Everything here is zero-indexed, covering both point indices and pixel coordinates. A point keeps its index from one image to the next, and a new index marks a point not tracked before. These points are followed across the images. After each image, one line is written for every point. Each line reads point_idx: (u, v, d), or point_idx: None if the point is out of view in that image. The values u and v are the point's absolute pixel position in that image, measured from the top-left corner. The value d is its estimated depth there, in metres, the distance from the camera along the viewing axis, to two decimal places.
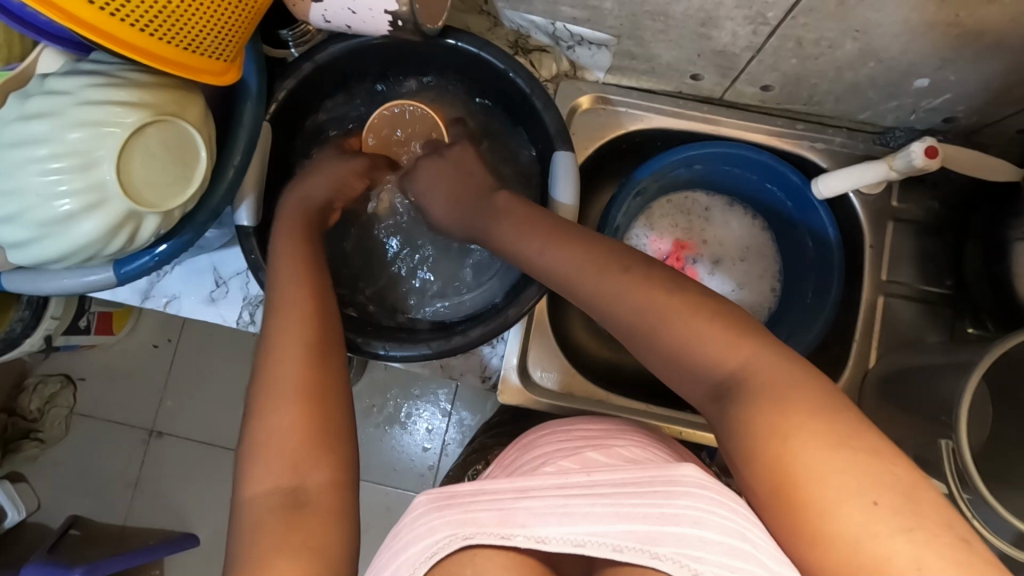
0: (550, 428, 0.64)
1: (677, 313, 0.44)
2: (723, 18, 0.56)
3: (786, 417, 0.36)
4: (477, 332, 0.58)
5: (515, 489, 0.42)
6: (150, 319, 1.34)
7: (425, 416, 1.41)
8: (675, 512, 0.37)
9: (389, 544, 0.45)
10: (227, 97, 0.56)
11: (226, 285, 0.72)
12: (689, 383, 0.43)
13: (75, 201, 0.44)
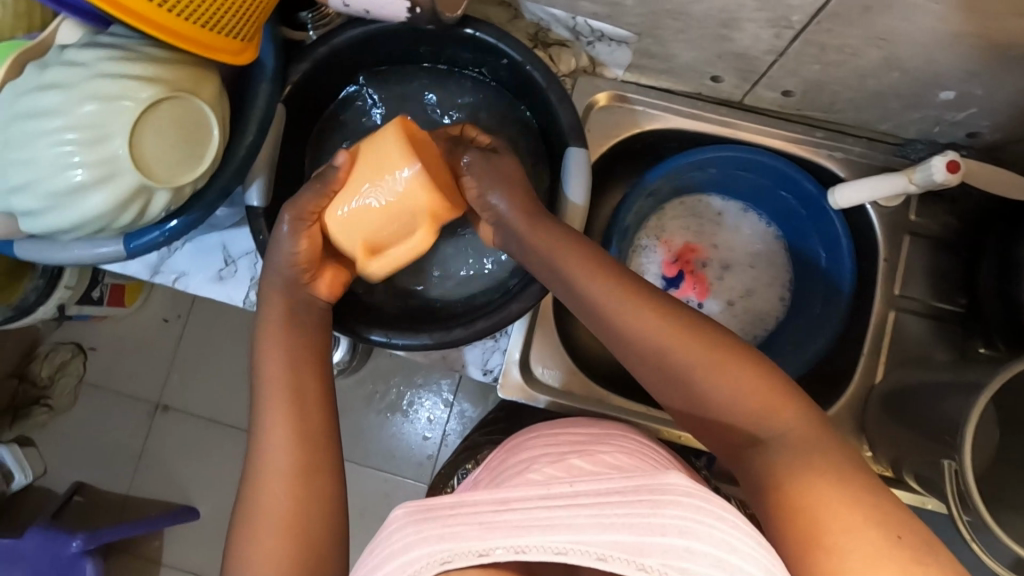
0: (538, 430, 0.64)
1: (697, 355, 0.48)
2: (745, 20, 0.55)
3: (805, 457, 0.42)
4: (481, 324, 0.58)
5: (495, 502, 0.41)
6: (161, 293, 1.35)
7: (427, 406, 1.42)
8: (662, 523, 0.38)
9: (367, 559, 0.44)
10: (245, 77, 0.56)
11: (235, 265, 0.72)
12: (715, 429, 0.48)
13: (87, 173, 0.44)
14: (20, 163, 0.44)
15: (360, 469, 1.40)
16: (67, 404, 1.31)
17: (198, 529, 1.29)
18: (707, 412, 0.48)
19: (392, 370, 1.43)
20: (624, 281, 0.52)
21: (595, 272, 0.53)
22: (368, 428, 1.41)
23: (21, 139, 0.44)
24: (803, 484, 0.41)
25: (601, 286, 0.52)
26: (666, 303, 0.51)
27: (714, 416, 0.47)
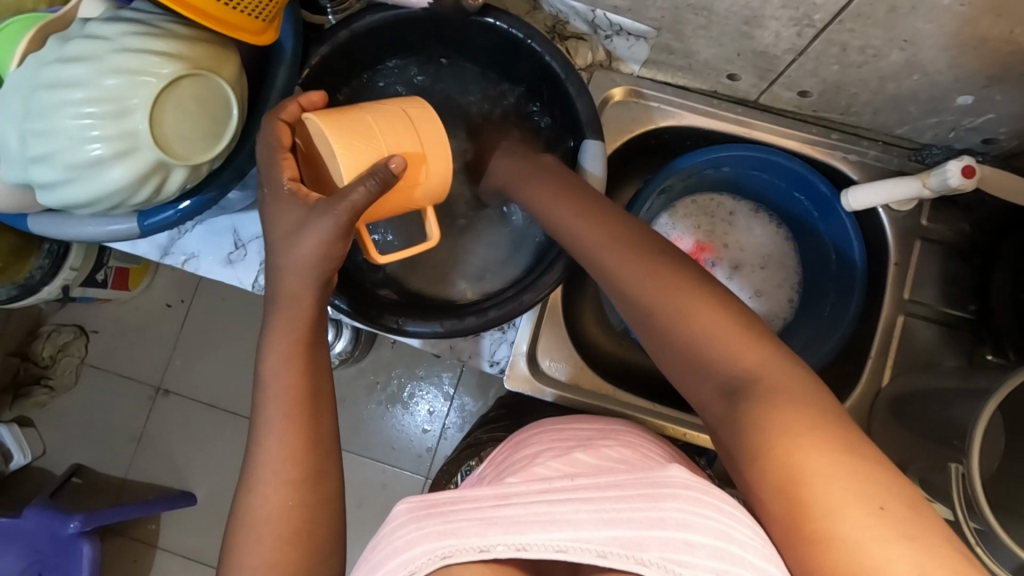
0: (544, 426, 0.64)
1: (700, 309, 0.46)
2: (768, 17, 0.55)
3: (792, 418, 0.39)
4: (493, 313, 0.58)
5: (496, 497, 0.42)
6: (165, 277, 1.35)
7: (427, 399, 1.42)
8: (661, 516, 0.38)
9: (366, 556, 0.43)
10: (265, 58, 0.56)
11: (245, 248, 0.72)
12: (696, 380, 0.45)
13: (106, 147, 0.44)
14: (39, 138, 0.44)
15: (359, 459, 1.40)
16: (68, 385, 1.32)
17: (196, 514, 1.30)
18: (700, 368, 0.45)
19: (393, 361, 1.43)
20: (619, 234, 0.52)
21: (606, 232, 0.52)
22: (368, 419, 1.42)
23: (41, 113, 0.44)
24: (788, 445, 0.38)
25: (614, 247, 0.51)
26: (676, 261, 0.49)
27: (707, 372, 0.45)
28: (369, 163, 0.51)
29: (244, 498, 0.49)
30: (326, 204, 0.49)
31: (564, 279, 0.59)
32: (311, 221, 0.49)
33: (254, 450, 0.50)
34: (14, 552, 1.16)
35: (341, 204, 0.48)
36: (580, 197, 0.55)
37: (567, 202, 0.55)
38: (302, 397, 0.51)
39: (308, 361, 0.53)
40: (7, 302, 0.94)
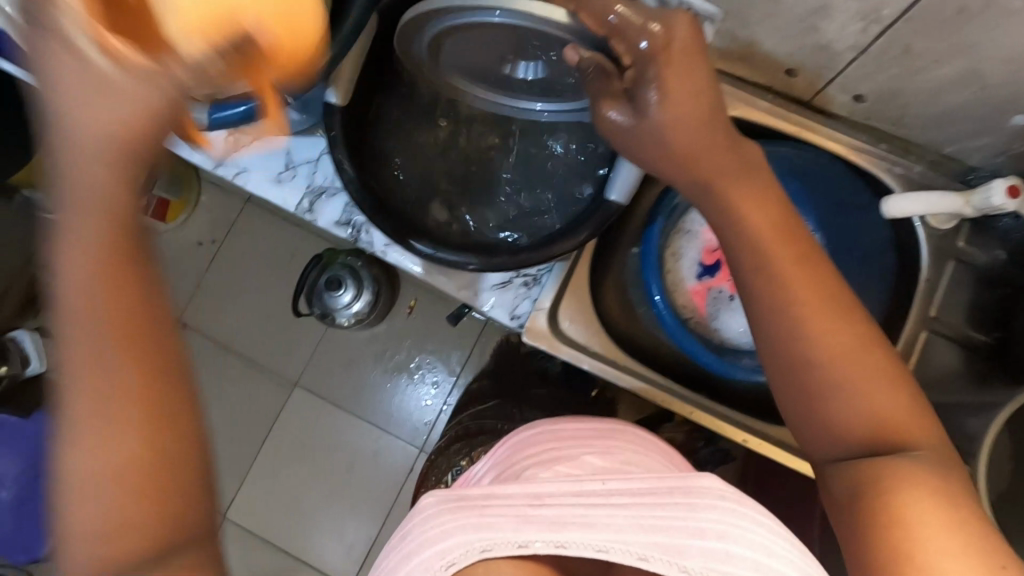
0: (539, 425, 0.65)
1: (856, 358, 0.45)
2: (836, 9, 0.56)
3: (920, 472, 0.41)
4: (524, 255, 0.61)
5: (527, 496, 0.45)
6: (200, 217, 1.52)
7: (432, 373, 1.45)
8: (701, 528, 0.42)
9: (397, 545, 0.46)
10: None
11: (295, 170, 0.76)
12: (808, 411, 0.46)
13: None
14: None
15: (359, 423, 1.45)
16: None
17: None
18: (838, 414, 0.45)
19: (405, 332, 1.47)
20: (778, 220, 0.49)
21: (763, 250, 0.48)
22: (372, 383, 1.46)
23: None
24: (904, 492, 0.40)
25: (768, 270, 0.48)
26: (837, 299, 0.47)
27: (842, 418, 0.45)
28: (219, 23, 0.31)
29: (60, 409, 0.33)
30: (151, 72, 0.31)
31: (598, 233, 0.60)
32: (125, 89, 0.31)
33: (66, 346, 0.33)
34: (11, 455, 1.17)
35: (182, 68, 0.31)
36: (743, 170, 0.51)
37: (725, 174, 0.51)
38: (137, 332, 0.33)
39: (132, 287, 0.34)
40: None
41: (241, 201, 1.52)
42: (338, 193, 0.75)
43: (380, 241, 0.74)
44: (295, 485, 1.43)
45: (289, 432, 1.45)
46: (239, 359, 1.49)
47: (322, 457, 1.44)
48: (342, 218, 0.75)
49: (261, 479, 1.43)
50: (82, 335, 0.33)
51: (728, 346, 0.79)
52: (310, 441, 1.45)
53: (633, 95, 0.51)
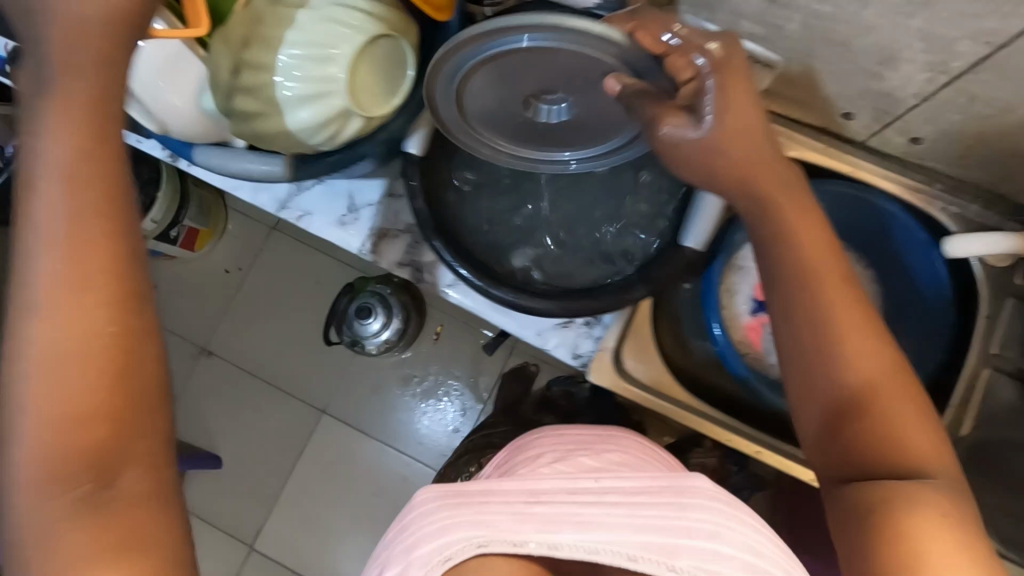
0: (543, 431, 0.75)
1: (878, 372, 0.46)
2: (904, 60, 0.58)
3: (928, 491, 0.41)
4: (603, 301, 0.62)
5: (525, 494, 0.48)
6: (227, 245, 1.55)
7: (460, 398, 1.48)
8: (692, 526, 0.45)
9: (399, 536, 0.49)
10: (432, 26, 0.59)
11: (358, 213, 0.77)
12: (820, 414, 0.47)
13: (301, 89, 0.47)
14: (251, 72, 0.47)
15: (387, 449, 1.47)
16: None
17: None
18: (854, 426, 0.45)
19: (431, 358, 1.50)
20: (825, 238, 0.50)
21: (801, 262, 0.49)
22: (399, 409, 1.49)
23: (253, 45, 0.47)
24: (912, 508, 0.40)
25: (804, 283, 0.49)
26: (869, 319, 0.48)
27: (856, 431, 0.45)
28: None
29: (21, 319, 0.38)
30: None
31: (676, 277, 0.63)
32: None
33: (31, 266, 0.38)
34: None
35: None
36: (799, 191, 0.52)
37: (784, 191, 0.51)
38: (101, 306, 0.38)
39: (103, 270, 0.38)
40: None
41: (268, 230, 1.54)
42: (401, 235, 0.76)
43: (445, 280, 0.75)
44: (323, 511, 1.45)
45: (318, 459, 1.48)
46: (266, 388, 1.51)
47: (351, 483, 1.46)
48: (405, 259, 0.76)
49: (290, 507, 1.46)
50: (50, 285, 0.38)
51: None
52: (338, 468, 1.47)
53: (694, 116, 0.50)
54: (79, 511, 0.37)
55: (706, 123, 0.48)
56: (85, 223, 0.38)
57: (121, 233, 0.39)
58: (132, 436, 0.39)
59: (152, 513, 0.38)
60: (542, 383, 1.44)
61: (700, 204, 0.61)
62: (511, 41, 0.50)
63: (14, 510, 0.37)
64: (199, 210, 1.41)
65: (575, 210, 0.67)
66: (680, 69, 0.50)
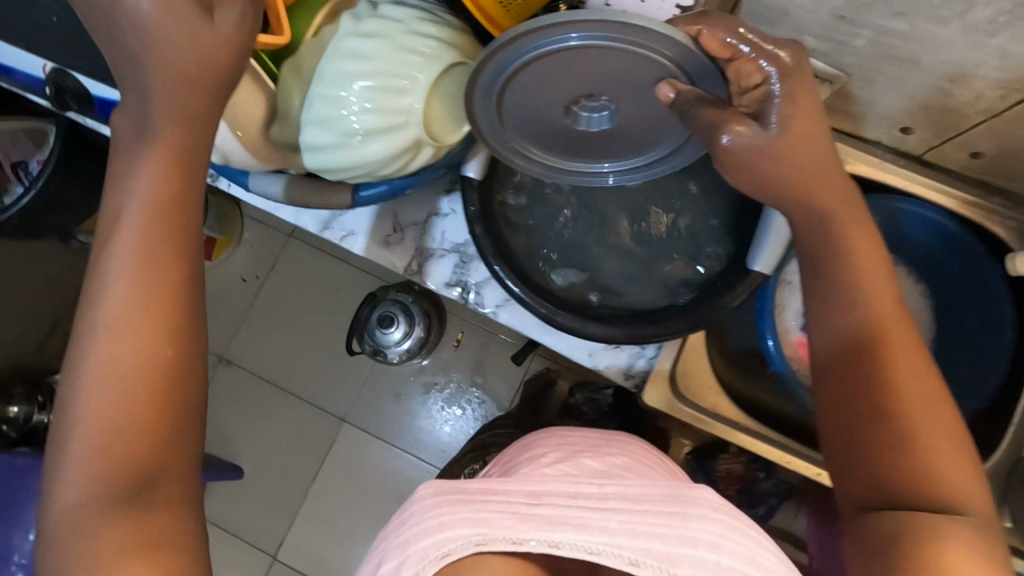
0: (554, 431, 0.76)
1: (920, 396, 0.42)
2: (977, 77, 0.57)
3: (955, 530, 0.38)
4: (672, 326, 0.59)
5: (526, 495, 0.48)
6: (244, 253, 1.53)
7: (483, 407, 1.47)
8: (691, 534, 0.46)
9: (398, 530, 0.49)
10: (489, 37, 0.53)
11: (402, 232, 0.75)
12: (847, 436, 0.43)
13: (377, 120, 0.46)
14: (327, 101, 0.46)
15: (409, 458, 1.46)
16: None
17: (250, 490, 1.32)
18: (883, 447, 0.42)
19: (452, 366, 1.49)
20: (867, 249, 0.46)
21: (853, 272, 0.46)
22: (421, 417, 1.48)
23: (328, 77, 0.46)
24: (934, 546, 0.37)
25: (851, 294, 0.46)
26: (908, 338, 0.44)
27: (882, 453, 0.41)
28: None
29: (89, 333, 0.43)
30: None
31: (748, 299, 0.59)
32: None
33: (103, 289, 0.43)
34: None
35: None
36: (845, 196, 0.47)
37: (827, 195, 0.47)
38: (158, 337, 0.43)
39: (159, 305, 0.43)
40: None
41: (285, 237, 1.53)
42: (447, 254, 0.75)
43: (494, 299, 0.74)
44: (346, 522, 1.44)
45: (340, 469, 1.47)
46: (285, 397, 1.50)
47: (374, 493, 1.45)
48: (453, 278, 0.74)
49: (312, 518, 1.45)
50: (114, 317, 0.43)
51: None
52: (360, 478, 1.46)
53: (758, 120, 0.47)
54: (112, 510, 0.41)
55: (769, 130, 0.46)
56: (149, 258, 0.43)
57: (180, 265, 0.44)
58: (170, 454, 0.43)
59: (173, 519, 0.42)
60: (564, 390, 1.42)
61: (763, 219, 0.61)
62: (554, 35, 0.44)
63: (62, 502, 0.42)
64: (216, 219, 1.43)
65: (635, 231, 0.65)
66: (747, 75, 0.47)
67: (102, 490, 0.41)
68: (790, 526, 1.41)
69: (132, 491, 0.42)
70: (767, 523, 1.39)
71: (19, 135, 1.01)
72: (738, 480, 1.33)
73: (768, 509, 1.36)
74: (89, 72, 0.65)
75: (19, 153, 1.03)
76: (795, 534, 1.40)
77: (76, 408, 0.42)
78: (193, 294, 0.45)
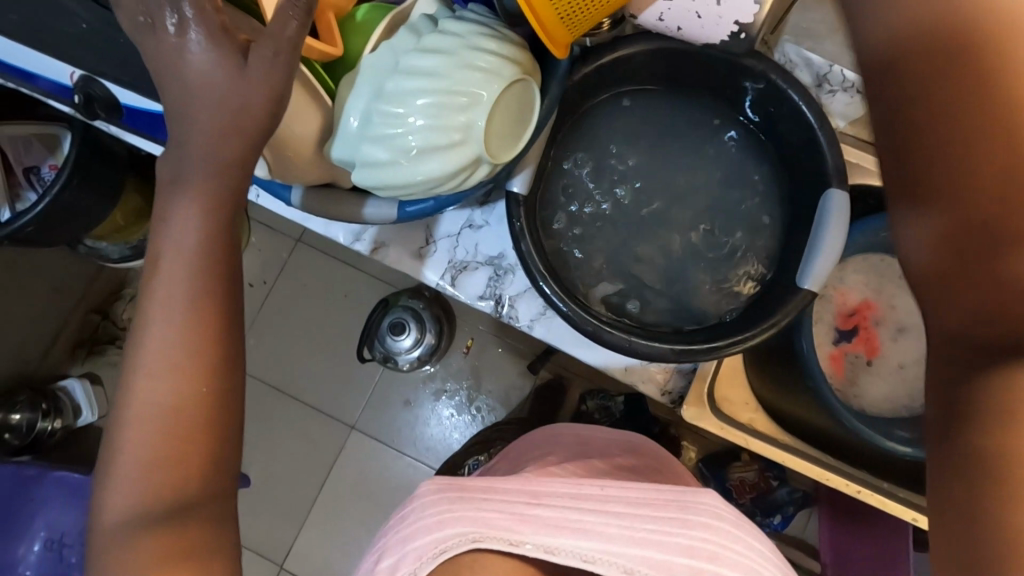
0: (554, 430, 0.83)
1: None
2: None
3: None
4: (720, 343, 0.58)
5: (527, 497, 0.54)
6: (252, 258, 1.50)
7: (495, 414, 1.46)
8: (674, 540, 0.52)
9: (398, 527, 0.54)
10: (546, 53, 0.53)
11: (435, 244, 0.74)
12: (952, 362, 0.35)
13: (441, 136, 0.45)
14: (386, 118, 0.46)
15: (421, 467, 1.45)
16: None
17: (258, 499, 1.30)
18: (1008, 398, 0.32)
19: (463, 373, 1.47)
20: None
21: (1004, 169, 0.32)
22: (430, 424, 1.47)
23: (392, 94, 0.46)
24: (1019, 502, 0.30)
25: (1000, 200, 0.32)
26: None
27: (1001, 410, 0.32)
28: None
29: (139, 360, 0.44)
30: None
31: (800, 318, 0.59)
32: None
33: (148, 317, 0.44)
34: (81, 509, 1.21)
35: None
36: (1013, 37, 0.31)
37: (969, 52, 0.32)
38: (202, 361, 0.43)
39: (202, 326, 0.43)
40: (120, 259, 1.21)
41: (294, 242, 1.50)
42: (480, 267, 0.73)
43: (530, 311, 0.72)
44: (355, 530, 1.42)
45: (348, 477, 1.45)
46: (293, 404, 1.47)
47: (382, 502, 1.43)
48: (487, 292, 0.73)
49: (320, 527, 1.43)
50: (162, 342, 0.43)
51: (872, 413, 0.79)
52: (369, 486, 1.44)
53: None
54: (152, 526, 0.41)
55: None
56: (198, 283, 0.44)
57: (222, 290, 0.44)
58: (212, 473, 0.43)
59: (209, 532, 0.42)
60: (574, 397, 1.40)
61: (820, 202, 0.61)
62: None
63: (107, 524, 0.42)
64: None
65: (674, 253, 0.67)
66: None
67: (145, 507, 0.41)
68: (803, 533, 1.40)
69: (178, 506, 0.42)
70: (781, 532, 1.38)
71: (33, 141, 0.99)
72: (751, 488, 1.33)
73: (784, 519, 1.35)
74: (112, 77, 0.62)
75: (32, 159, 1.00)
76: (808, 541, 1.39)
77: (123, 429, 0.43)
78: (235, 319, 0.45)
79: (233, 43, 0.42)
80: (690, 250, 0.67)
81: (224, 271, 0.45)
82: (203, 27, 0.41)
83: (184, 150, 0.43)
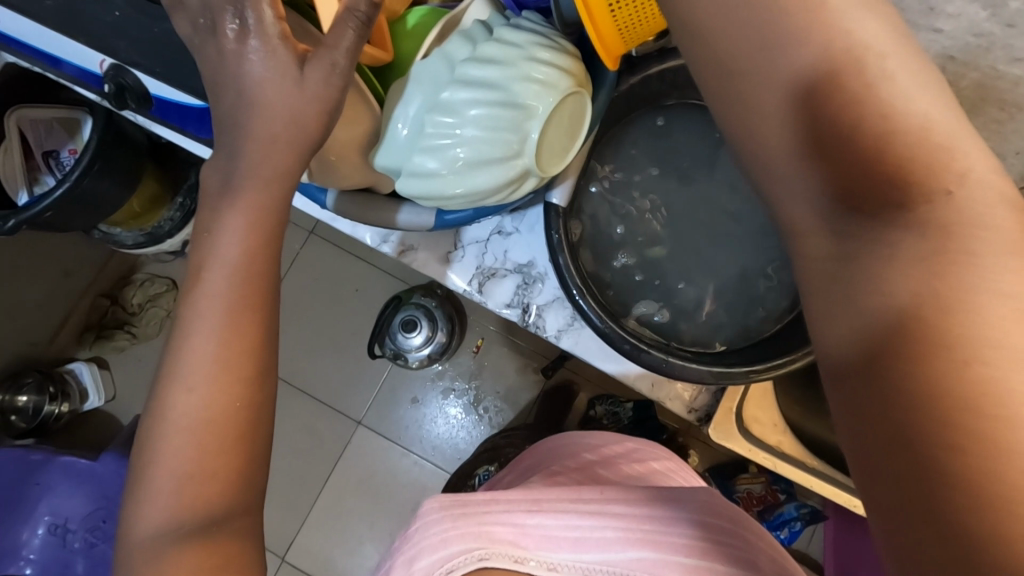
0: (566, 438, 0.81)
1: (1003, 311, 0.26)
2: None
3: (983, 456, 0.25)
4: (756, 364, 0.58)
5: (528, 504, 0.55)
6: None
7: (502, 415, 1.45)
8: (678, 541, 0.53)
9: (404, 545, 0.55)
10: (596, 62, 0.52)
11: (463, 250, 0.73)
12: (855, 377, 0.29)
13: (494, 149, 0.46)
14: (437, 129, 0.46)
15: (426, 466, 1.44)
16: (150, 335, 1.36)
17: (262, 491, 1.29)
18: (914, 387, 0.26)
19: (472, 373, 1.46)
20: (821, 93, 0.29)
21: (872, 161, 0.29)
22: (437, 422, 1.45)
23: (445, 104, 0.46)
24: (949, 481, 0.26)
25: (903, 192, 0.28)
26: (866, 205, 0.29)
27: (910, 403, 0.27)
28: None
29: (179, 371, 0.43)
30: None
31: None
32: None
33: (186, 328, 0.44)
34: (85, 495, 1.21)
35: None
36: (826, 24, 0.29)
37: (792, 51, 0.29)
38: (240, 374, 0.43)
39: (240, 338, 0.43)
40: (135, 246, 1.18)
41: (306, 234, 1.48)
42: (508, 274, 0.72)
43: (557, 322, 0.71)
44: (357, 526, 1.41)
45: (351, 473, 1.44)
46: (300, 398, 1.46)
47: (385, 498, 1.42)
48: (514, 300, 0.72)
49: (322, 522, 1.42)
50: (201, 353, 0.43)
51: None
52: (374, 482, 1.43)
53: None
54: (187, 536, 0.40)
55: None
56: (238, 295, 0.44)
57: (259, 303, 0.45)
58: (244, 486, 0.43)
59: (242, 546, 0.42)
60: (584, 402, 1.42)
61: None
62: None
63: (137, 535, 0.41)
64: None
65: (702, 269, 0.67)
66: None
67: (181, 517, 0.41)
68: (807, 548, 1.39)
69: (210, 519, 0.41)
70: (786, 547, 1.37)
71: (55, 124, 0.98)
72: (759, 502, 1.32)
73: (790, 534, 1.33)
74: (143, 69, 0.61)
75: (52, 143, 0.99)
76: (812, 557, 1.38)
77: (163, 438, 0.43)
78: (270, 332, 0.45)
79: (293, 52, 0.44)
80: (724, 265, 0.67)
81: (263, 284, 0.45)
82: (262, 35, 0.44)
83: (240, 158, 0.45)
